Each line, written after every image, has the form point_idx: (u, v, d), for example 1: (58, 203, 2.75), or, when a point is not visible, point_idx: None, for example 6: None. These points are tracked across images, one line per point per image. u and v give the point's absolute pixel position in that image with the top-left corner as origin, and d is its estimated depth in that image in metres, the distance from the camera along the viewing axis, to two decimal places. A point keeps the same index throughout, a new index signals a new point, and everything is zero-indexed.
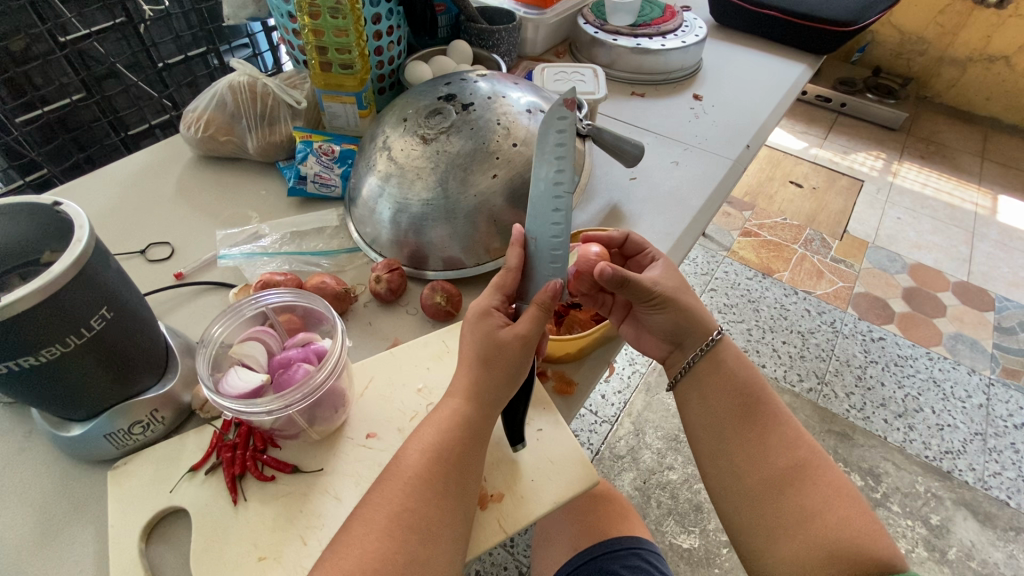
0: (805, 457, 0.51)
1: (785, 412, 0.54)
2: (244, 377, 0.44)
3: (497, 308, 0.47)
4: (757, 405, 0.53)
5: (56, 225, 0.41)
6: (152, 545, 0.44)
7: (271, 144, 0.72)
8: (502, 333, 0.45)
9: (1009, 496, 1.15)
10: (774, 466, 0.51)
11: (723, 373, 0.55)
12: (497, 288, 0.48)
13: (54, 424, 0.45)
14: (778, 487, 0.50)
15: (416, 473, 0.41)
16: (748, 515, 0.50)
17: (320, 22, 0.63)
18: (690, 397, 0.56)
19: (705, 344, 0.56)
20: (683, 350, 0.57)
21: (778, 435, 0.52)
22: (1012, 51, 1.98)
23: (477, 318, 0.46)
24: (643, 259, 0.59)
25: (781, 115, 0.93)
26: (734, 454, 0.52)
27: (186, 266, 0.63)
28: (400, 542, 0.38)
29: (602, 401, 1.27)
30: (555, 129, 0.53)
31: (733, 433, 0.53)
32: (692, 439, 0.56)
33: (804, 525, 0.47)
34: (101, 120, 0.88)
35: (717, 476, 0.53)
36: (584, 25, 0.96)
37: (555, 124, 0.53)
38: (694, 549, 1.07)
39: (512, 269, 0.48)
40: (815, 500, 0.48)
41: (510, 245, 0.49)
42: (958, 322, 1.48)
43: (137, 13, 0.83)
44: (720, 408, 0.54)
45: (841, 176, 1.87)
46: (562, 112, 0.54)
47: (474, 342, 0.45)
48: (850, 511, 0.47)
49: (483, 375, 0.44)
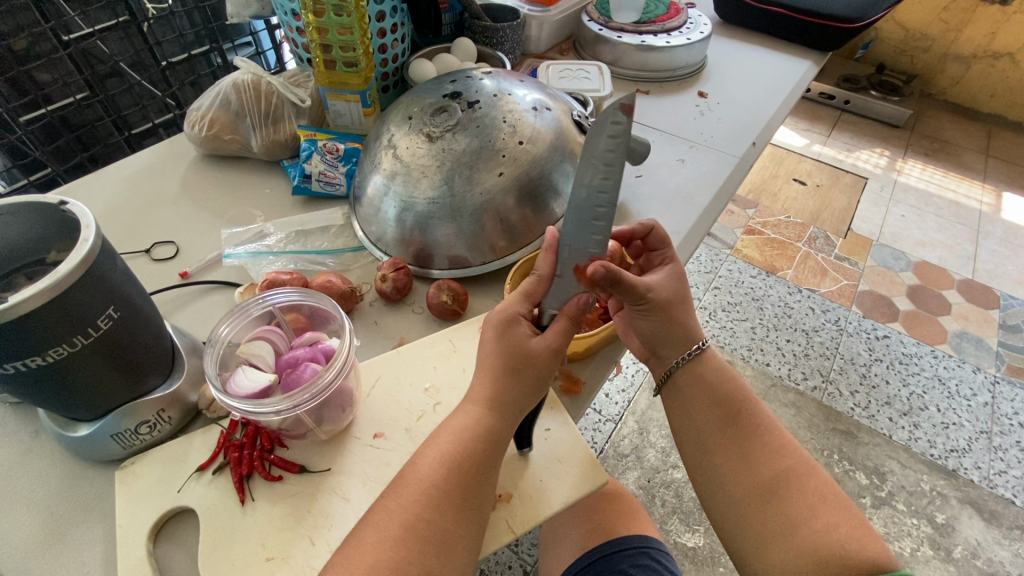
0: (790, 464, 0.51)
1: (770, 419, 0.54)
2: (252, 377, 0.44)
3: (523, 316, 0.46)
4: (740, 414, 0.53)
5: (65, 224, 0.41)
6: (160, 545, 0.43)
7: (275, 142, 0.72)
8: (530, 343, 0.45)
9: (1015, 494, 1.15)
10: (758, 474, 0.50)
11: (705, 384, 0.55)
12: (525, 296, 0.47)
13: (61, 424, 0.45)
14: (763, 495, 0.50)
15: (433, 482, 0.41)
16: (737, 524, 0.50)
17: (325, 20, 0.63)
18: (675, 409, 0.56)
19: (686, 354, 0.55)
20: (661, 359, 0.56)
21: (762, 443, 0.52)
22: (1016, 48, 1.98)
23: (503, 325, 0.45)
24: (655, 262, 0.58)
25: (787, 112, 0.92)
26: (719, 464, 0.52)
27: (191, 265, 0.63)
28: (414, 551, 0.38)
29: (606, 400, 1.26)
30: (606, 133, 0.46)
31: (717, 443, 0.53)
32: (681, 451, 0.56)
33: (789, 532, 0.47)
34: (104, 118, 0.88)
35: (706, 487, 0.53)
36: (589, 22, 0.96)
37: (607, 128, 0.46)
38: (699, 547, 1.07)
39: (542, 278, 0.47)
40: (800, 506, 0.48)
41: (543, 250, 0.47)
42: (963, 320, 1.47)
43: (141, 11, 0.82)
44: (703, 418, 0.54)
45: (845, 174, 1.87)
46: (615, 116, 0.46)
47: (500, 350, 0.45)
48: (836, 517, 0.46)
49: (505, 381, 0.44)
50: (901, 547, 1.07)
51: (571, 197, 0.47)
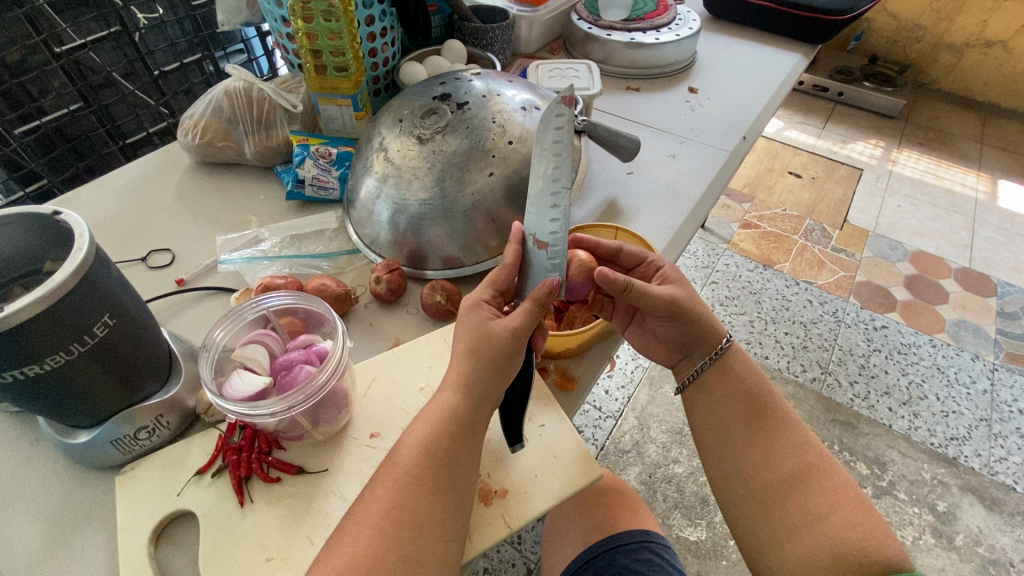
0: (812, 461, 0.51)
1: (795, 417, 0.54)
2: (247, 381, 0.44)
3: (487, 301, 0.48)
4: (764, 409, 0.54)
5: (56, 233, 0.41)
6: (161, 549, 0.44)
7: (268, 148, 0.73)
8: (494, 325, 0.46)
9: (1016, 481, 1.15)
10: (780, 469, 0.51)
11: (730, 380, 0.55)
12: (490, 283, 0.50)
13: (61, 432, 0.45)
14: (782, 490, 0.50)
15: (408, 469, 0.41)
16: (754, 517, 0.51)
17: (314, 26, 0.64)
18: (698, 403, 0.56)
19: (714, 352, 0.56)
20: (692, 359, 0.58)
21: (785, 439, 0.52)
22: (1009, 35, 1.98)
23: (468, 311, 0.47)
24: (647, 269, 0.57)
25: (778, 106, 0.93)
26: (741, 457, 0.53)
27: (187, 272, 0.64)
28: (392, 538, 0.39)
29: (606, 397, 1.27)
30: (552, 128, 0.54)
31: (740, 436, 0.53)
32: (700, 443, 0.57)
33: (808, 528, 0.48)
34: (99, 129, 0.88)
35: (724, 478, 0.54)
36: (578, 21, 0.96)
37: (553, 122, 0.54)
38: (701, 541, 1.07)
39: (506, 266, 0.50)
40: (821, 503, 0.48)
41: (509, 243, 0.51)
42: (961, 308, 1.47)
43: (132, 21, 0.83)
44: (727, 413, 0.54)
45: (840, 166, 1.87)
46: (559, 109, 0.54)
47: (467, 334, 0.46)
48: (858, 516, 0.47)
49: (474, 366, 0.45)
50: (904, 536, 1.08)
51: (530, 189, 0.52)
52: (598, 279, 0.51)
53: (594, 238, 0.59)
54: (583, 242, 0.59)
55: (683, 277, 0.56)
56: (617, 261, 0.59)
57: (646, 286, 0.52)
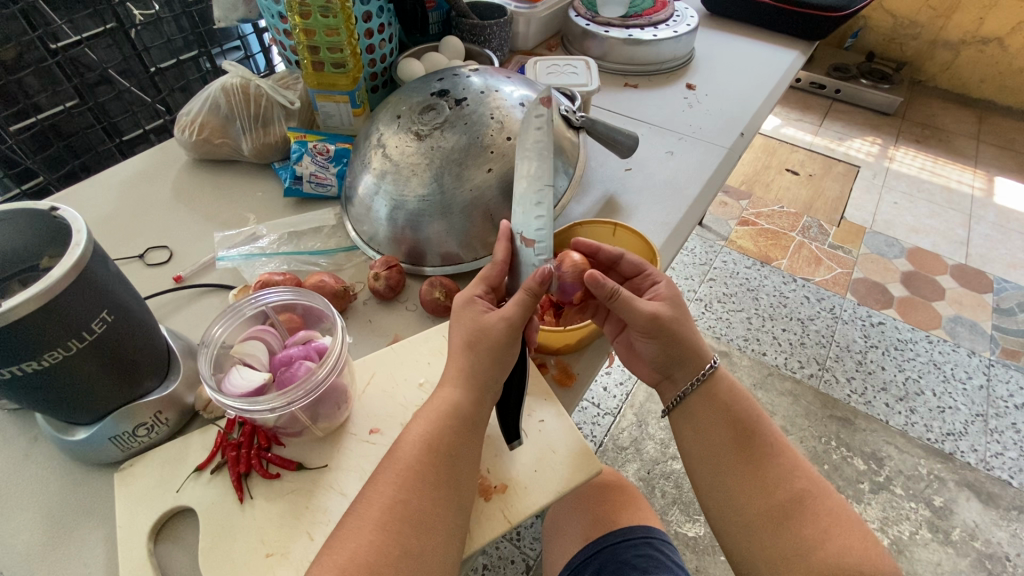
0: (803, 486, 0.51)
1: (782, 439, 0.54)
2: (246, 376, 0.44)
3: (481, 296, 0.49)
4: (752, 435, 0.53)
5: (57, 229, 0.41)
6: (160, 545, 0.44)
7: (265, 145, 0.72)
8: (488, 317, 0.46)
9: (1011, 476, 1.16)
10: (772, 496, 0.51)
11: (717, 405, 0.54)
12: (481, 280, 0.50)
13: (59, 428, 0.45)
14: (776, 518, 0.50)
15: (410, 465, 0.42)
16: (749, 546, 0.51)
17: (311, 22, 0.63)
18: (684, 427, 0.56)
19: (698, 376, 0.55)
20: (674, 381, 0.57)
21: (775, 465, 0.52)
22: (1005, 32, 1.98)
23: (462, 306, 0.48)
24: (643, 281, 0.56)
25: (775, 102, 0.93)
26: (732, 486, 0.52)
27: (185, 269, 0.63)
28: (393, 533, 0.39)
29: (604, 394, 1.27)
30: (534, 128, 0.54)
31: (730, 464, 0.53)
32: (688, 467, 0.56)
33: (803, 557, 0.48)
34: (95, 126, 0.88)
35: (717, 505, 0.53)
36: (576, 17, 0.96)
37: (533, 121, 0.55)
38: (699, 537, 1.07)
39: (498, 263, 0.51)
40: (814, 529, 0.49)
41: (499, 241, 0.51)
42: (957, 305, 1.48)
43: (128, 18, 0.83)
44: (715, 440, 0.54)
45: (837, 163, 1.87)
46: (538, 109, 0.55)
47: (467, 332, 0.46)
48: (852, 541, 0.48)
49: (474, 361, 0.45)
50: (900, 530, 1.08)
51: (517, 189, 0.52)
52: (587, 282, 0.50)
53: (596, 243, 0.58)
54: (581, 247, 0.58)
55: (675, 295, 0.55)
56: (617, 269, 0.58)
57: (631, 297, 0.52)
